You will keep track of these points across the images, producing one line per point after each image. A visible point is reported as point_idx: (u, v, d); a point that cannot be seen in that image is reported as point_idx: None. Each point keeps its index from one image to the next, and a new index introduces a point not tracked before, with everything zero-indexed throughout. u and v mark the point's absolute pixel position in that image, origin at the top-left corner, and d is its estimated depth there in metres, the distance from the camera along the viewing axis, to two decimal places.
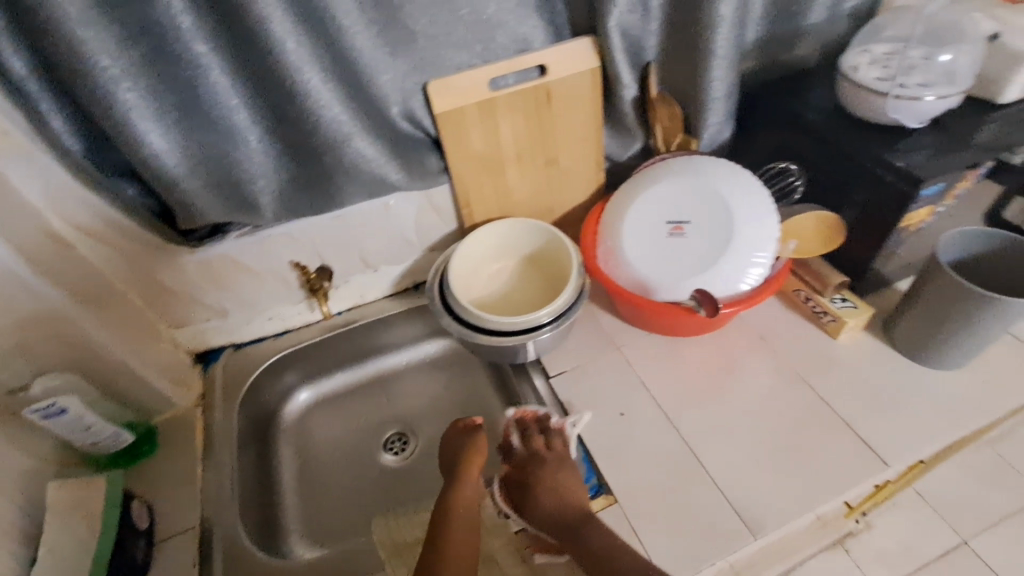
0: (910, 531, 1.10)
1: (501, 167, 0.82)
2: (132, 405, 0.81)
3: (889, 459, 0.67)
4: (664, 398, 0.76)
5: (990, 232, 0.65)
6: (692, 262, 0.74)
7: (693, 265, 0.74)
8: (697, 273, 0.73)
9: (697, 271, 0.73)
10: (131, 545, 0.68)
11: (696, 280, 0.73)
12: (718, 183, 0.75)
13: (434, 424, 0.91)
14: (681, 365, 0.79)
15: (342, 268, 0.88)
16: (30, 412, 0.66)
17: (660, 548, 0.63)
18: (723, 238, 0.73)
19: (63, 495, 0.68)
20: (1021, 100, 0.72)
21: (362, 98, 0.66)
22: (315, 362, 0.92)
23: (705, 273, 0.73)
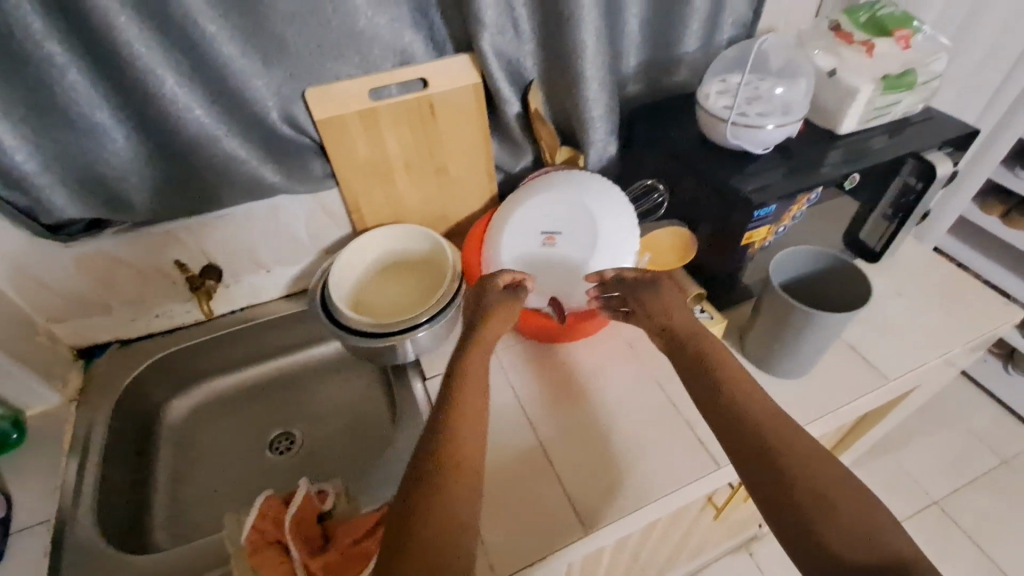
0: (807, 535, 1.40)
1: (389, 174, 0.85)
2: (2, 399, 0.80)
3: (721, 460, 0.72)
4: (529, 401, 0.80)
5: (817, 252, 0.71)
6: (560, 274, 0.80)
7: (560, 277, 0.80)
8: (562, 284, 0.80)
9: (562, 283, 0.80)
10: None
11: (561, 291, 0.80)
12: (590, 200, 0.80)
13: (321, 424, 0.93)
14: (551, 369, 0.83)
15: (233, 267, 0.88)
16: None
17: (496, 542, 0.67)
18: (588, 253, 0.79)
19: None
20: (859, 132, 0.78)
21: (234, 102, 0.68)
22: (205, 361, 0.93)
23: (570, 286, 0.79)
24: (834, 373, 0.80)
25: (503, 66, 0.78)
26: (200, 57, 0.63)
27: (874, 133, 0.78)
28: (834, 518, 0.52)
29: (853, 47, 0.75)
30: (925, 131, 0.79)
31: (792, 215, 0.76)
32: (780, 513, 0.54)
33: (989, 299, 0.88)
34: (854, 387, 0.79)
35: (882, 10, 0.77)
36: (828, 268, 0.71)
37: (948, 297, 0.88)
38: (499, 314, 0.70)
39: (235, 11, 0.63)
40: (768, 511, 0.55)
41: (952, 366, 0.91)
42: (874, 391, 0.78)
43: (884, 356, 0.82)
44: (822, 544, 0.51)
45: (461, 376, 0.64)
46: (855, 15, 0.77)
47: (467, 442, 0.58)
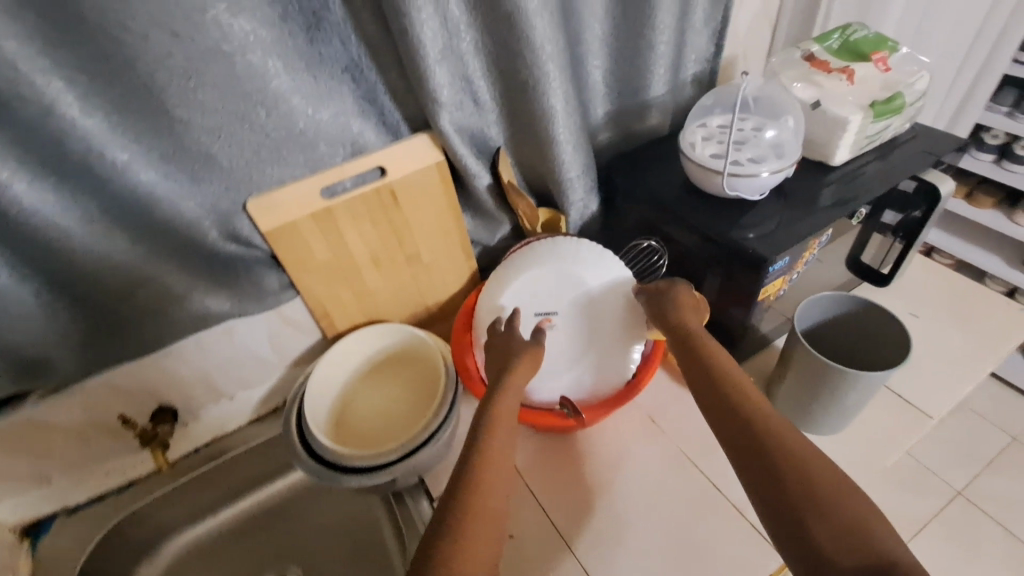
0: None
1: (355, 272, 0.75)
2: None
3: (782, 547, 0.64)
4: (552, 507, 0.70)
5: (840, 296, 0.65)
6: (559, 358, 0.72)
7: (561, 361, 0.72)
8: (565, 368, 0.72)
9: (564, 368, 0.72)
10: None
11: (564, 376, 0.73)
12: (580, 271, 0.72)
13: (319, 564, 0.80)
14: (571, 463, 0.74)
15: (191, 404, 0.76)
16: None
17: None
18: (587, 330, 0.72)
19: None
20: (851, 160, 0.74)
21: (160, 231, 0.59)
22: (172, 514, 0.79)
23: (574, 369, 0.73)
24: (871, 418, 0.74)
25: (467, 141, 0.71)
26: (111, 191, 0.53)
27: (866, 159, 0.75)
28: (827, 516, 0.47)
29: (831, 75, 0.71)
30: (915, 150, 0.75)
31: (803, 260, 0.71)
32: (766, 504, 0.50)
33: (1002, 308, 0.85)
34: (894, 431, 0.73)
35: (854, 34, 0.74)
36: (852, 313, 0.66)
37: (961, 311, 0.85)
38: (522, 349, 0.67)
39: (148, 132, 0.53)
40: (763, 513, 0.50)
41: None
42: (917, 433, 0.72)
43: (916, 390, 0.77)
44: (810, 544, 0.46)
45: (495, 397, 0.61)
46: (826, 41, 0.74)
47: (492, 463, 0.55)
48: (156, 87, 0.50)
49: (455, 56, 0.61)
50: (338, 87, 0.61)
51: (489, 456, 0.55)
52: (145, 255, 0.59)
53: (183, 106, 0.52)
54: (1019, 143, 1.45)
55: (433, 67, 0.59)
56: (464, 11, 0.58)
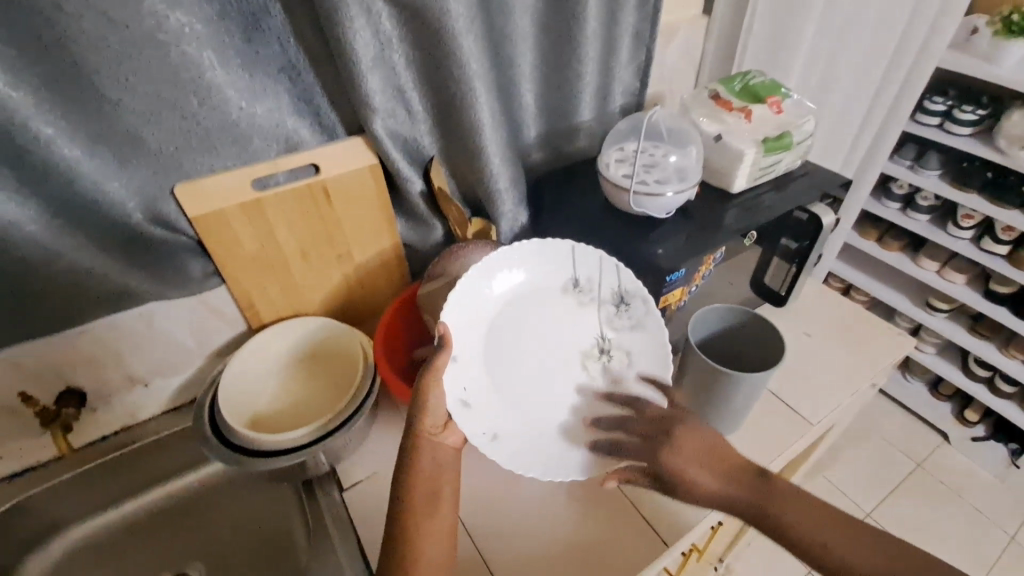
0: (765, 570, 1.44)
1: (283, 265, 0.77)
2: None
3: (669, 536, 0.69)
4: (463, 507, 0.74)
5: (729, 307, 0.72)
6: (604, 306, 0.75)
7: (607, 315, 0.74)
8: (616, 301, 0.74)
9: (620, 304, 0.74)
10: None
11: (626, 311, 0.73)
12: (475, 421, 0.65)
13: (225, 559, 0.78)
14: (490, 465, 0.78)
15: (102, 389, 0.75)
16: None
17: None
18: (531, 298, 0.74)
19: None
20: (750, 190, 0.82)
21: (80, 208, 0.59)
22: (71, 503, 0.77)
23: (640, 392, 0.70)
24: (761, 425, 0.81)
25: (401, 147, 0.75)
26: (30, 162, 0.54)
27: (764, 190, 0.83)
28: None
29: (733, 113, 0.80)
30: (807, 185, 0.84)
31: (702, 274, 0.78)
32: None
33: (882, 331, 0.94)
34: (782, 436, 0.79)
35: (753, 79, 0.83)
36: (728, 323, 0.73)
37: (850, 334, 0.93)
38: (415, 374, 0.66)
39: (74, 110, 0.55)
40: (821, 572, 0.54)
41: (862, 396, 0.95)
42: (798, 438, 0.80)
43: (800, 401, 0.84)
44: None
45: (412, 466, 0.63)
46: (730, 84, 0.83)
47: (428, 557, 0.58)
48: (86, 68, 0.52)
49: (387, 66, 0.65)
50: (273, 85, 0.64)
51: (416, 553, 0.58)
52: (63, 233, 0.60)
53: (113, 88, 0.55)
54: (920, 195, 1.62)
55: (365, 74, 0.63)
56: (396, 26, 0.63)
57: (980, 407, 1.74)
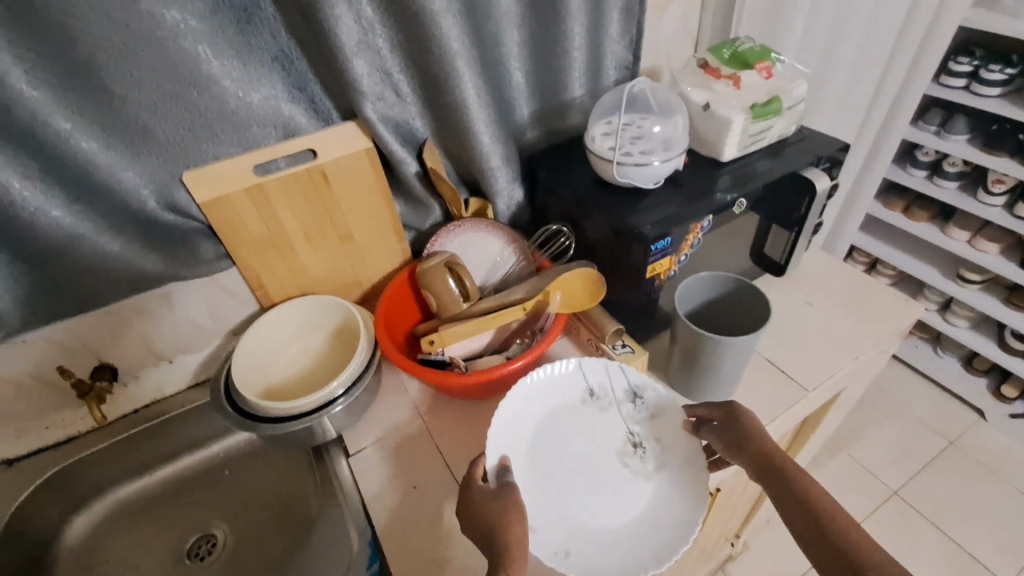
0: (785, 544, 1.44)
1: (288, 246, 0.82)
2: None
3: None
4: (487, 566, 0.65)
5: (721, 274, 0.72)
6: (622, 407, 0.73)
7: (627, 414, 0.72)
8: (630, 398, 0.73)
9: (635, 400, 0.73)
10: None
11: (643, 404, 0.72)
12: (544, 543, 0.62)
13: (247, 517, 0.85)
14: None
15: (130, 365, 0.82)
16: None
17: None
18: (557, 422, 0.72)
19: None
20: (742, 158, 0.82)
21: (98, 195, 0.65)
22: (109, 469, 0.85)
23: (685, 476, 0.66)
24: (757, 393, 0.80)
25: (393, 131, 0.78)
26: (50, 153, 0.60)
27: (756, 157, 0.82)
28: None
29: (721, 80, 0.80)
30: (802, 150, 0.83)
31: (690, 243, 0.76)
32: None
33: (886, 300, 0.92)
34: (779, 403, 0.79)
35: (742, 45, 0.82)
36: (726, 294, 0.74)
37: (854, 302, 0.92)
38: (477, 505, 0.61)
39: (87, 105, 0.60)
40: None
41: (870, 365, 0.94)
42: (794, 405, 0.78)
43: (799, 368, 0.83)
44: None
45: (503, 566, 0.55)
46: (719, 51, 0.82)
47: None
48: (95, 65, 0.58)
49: (371, 50, 0.69)
50: (268, 74, 0.68)
51: None
52: (82, 217, 0.65)
53: (120, 83, 0.60)
54: (948, 161, 1.54)
55: (351, 59, 0.67)
56: (377, 12, 0.67)
57: (1018, 382, 1.66)
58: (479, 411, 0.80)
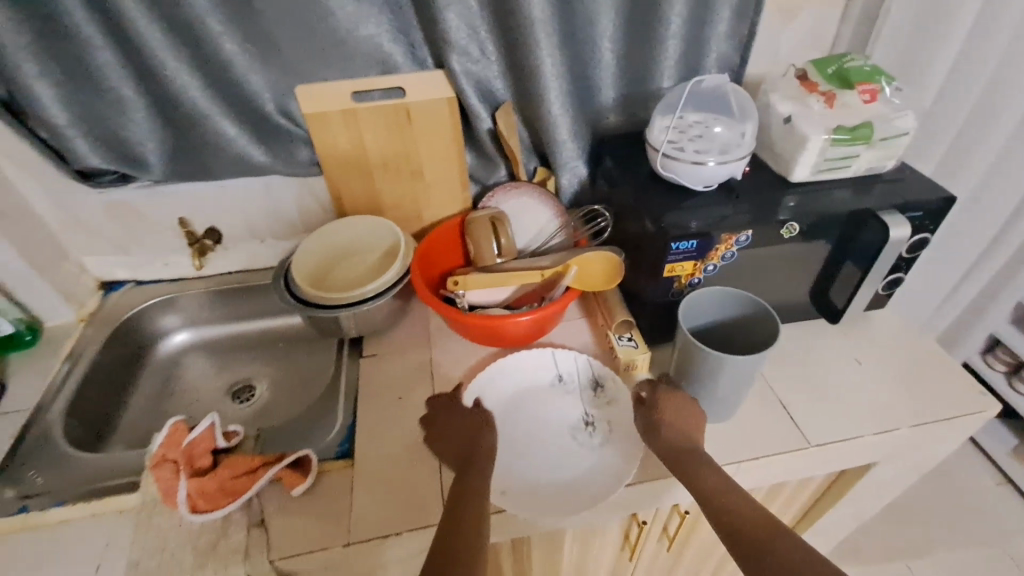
0: None
1: (367, 169, 0.93)
2: (20, 304, 0.90)
3: (640, 475, 0.71)
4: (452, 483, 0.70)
5: (738, 293, 0.70)
6: (583, 392, 0.78)
7: (587, 398, 0.78)
8: (591, 385, 0.79)
9: (595, 387, 0.78)
10: None
11: (602, 392, 0.78)
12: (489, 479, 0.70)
13: (280, 383, 1.00)
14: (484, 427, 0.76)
15: (231, 234, 1.00)
16: None
17: (366, 510, 0.67)
18: (524, 395, 0.79)
19: None
20: (816, 183, 0.76)
21: (228, 86, 0.81)
22: (199, 312, 1.05)
23: (621, 456, 0.71)
24: (756, 427, 0.75)
25: (474, 86, 0.85)
26: (203, 44, 0.77)
27: (833, 186, 0.75)
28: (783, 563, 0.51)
29: (815, 96, 0.75)
30: (893, 191, 0.74)
31: (721, 255, 0.73)
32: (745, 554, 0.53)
33: (959, 386, 0.80)
34: (778, 445, 0.74)
35: (851, 63, 0.76)
36: (750, 314, 0.70)
37: (915, 377, 0.81)
38: (447, 444, 0.69)
39: (234, 12, 0.75)
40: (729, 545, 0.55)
41: (918, 451, 0.82)
42: (790, 453, 0.73)
43: (814, 420, 0.76)
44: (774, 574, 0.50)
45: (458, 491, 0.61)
46: (823, 66, 0.77)
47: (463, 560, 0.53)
48: None
49: (464, 5, 0.76)
50: (377, 13, 0.79)
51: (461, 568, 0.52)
52: (215, 102, 0.82)
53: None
54: None
55: (443, 9, 0.75)
56: None
57: None
58: (478, 356, 0.85)
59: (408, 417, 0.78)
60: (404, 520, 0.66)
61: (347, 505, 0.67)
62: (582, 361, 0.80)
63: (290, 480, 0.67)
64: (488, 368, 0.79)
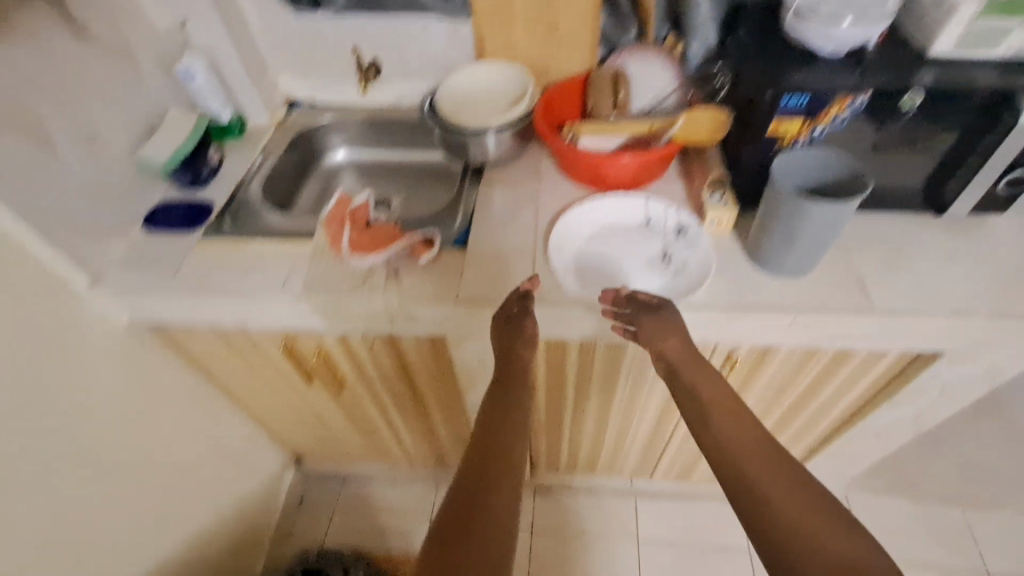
0: None
1: (510, 16, 1.03)
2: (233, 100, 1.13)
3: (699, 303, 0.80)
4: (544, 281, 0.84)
5: (839, 153, 0.75)
6: (666, 235, 0.88)
7: (669, 240, 0.87)
8: (675, 230, 0.88)
9: (678, 232, 0.87)
10: (200, 160, 1.03)
11: (684, 236, 0.87)
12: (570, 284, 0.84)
13: (410, 203, 1.19)
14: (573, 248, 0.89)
15: (388, 69, 1.17)
16: (178, 67, 1.01)
17: (472, 284, 0.84)
18: (612, 230, 0.90)
19: (174, 122, 1.03)
20: (959, 58, 0.73)
21: None
22: (355, 136, 1.25)
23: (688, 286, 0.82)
24: (825, 291, 0.80)
25: None
26: None
27: (978, 62, 0.72)
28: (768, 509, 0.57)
29: None
30: None
31: (831, 118, 0.77)
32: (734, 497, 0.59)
33: None
34: (843, 310, 0.78)
35: None
36: (839, 178, 0.75)
37: (1014, 281, 0.79)
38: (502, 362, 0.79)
39: None
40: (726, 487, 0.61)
41: (993, 355, 0.82)
42: (852, 317, 0.77)
43: (887, 297, 0.79)
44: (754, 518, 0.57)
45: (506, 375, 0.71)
46: None
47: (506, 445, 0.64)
48: None
49: None
50: None
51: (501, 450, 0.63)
52: None
53: None
54: None
55: None
56: None
57: None
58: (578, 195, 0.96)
59: (513, 230, 0.92)
60: (500, 294, 0.83)
61: (458, 277, 0.86)
62: (671, 210, 0.89)
63: (419, 248, 0.87)
64: (585, 204, 0.91)
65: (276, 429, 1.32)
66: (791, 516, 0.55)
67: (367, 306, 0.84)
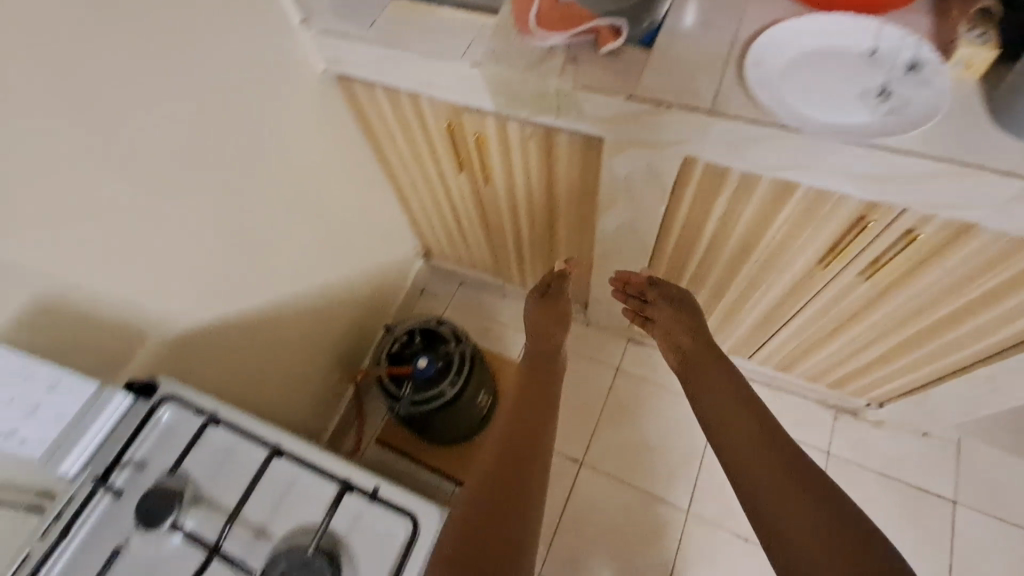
0: (914, 459, 1.32)
1: None
2: None
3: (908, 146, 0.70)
4: (730, 94, 0.78)
5: None
6: (894, 69, 0.75)
7: (896, 75, 0.75)
8: (907, 66, 0.75)
9: (910, 68, 0.75)
10: None
11: (917, 73, 0.74)
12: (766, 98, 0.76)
13: None
14: (776, 62, 0.78)
15: None
16: None
17: (652, 83, 0.80)
18: (829, 53, 0.78)
19: None
20: None
21: None
22: None
23: (906, 127, 0.71)
24: None
25: None
26: None
27: None
28: (761, 500, 0.59)
29: None
30: None
31: None
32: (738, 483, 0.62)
33: None
34: None
35: None
36: None
37: None
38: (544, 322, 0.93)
39: None
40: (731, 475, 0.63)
41: None
42: None
43: None
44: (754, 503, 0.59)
45: (550, 363, 0.87)
46: None
47: (548, 384, 0.79)
48: None
49: None
50: None
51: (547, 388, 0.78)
52: None
53: None
54: None
55: None
56: None
57: None
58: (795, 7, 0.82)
59: (706, 35, 0.83)
60: (678, 98, 0.78)
61: (637, 73, 0.82)
62: (910, 42, 0.76)
63: (605, 38, 0.82)
64: (806, 16, 0.79)
65: (416, 217, 1.47)
66: (767, 485, 0.59)
67: (541, 85, 0.84)
